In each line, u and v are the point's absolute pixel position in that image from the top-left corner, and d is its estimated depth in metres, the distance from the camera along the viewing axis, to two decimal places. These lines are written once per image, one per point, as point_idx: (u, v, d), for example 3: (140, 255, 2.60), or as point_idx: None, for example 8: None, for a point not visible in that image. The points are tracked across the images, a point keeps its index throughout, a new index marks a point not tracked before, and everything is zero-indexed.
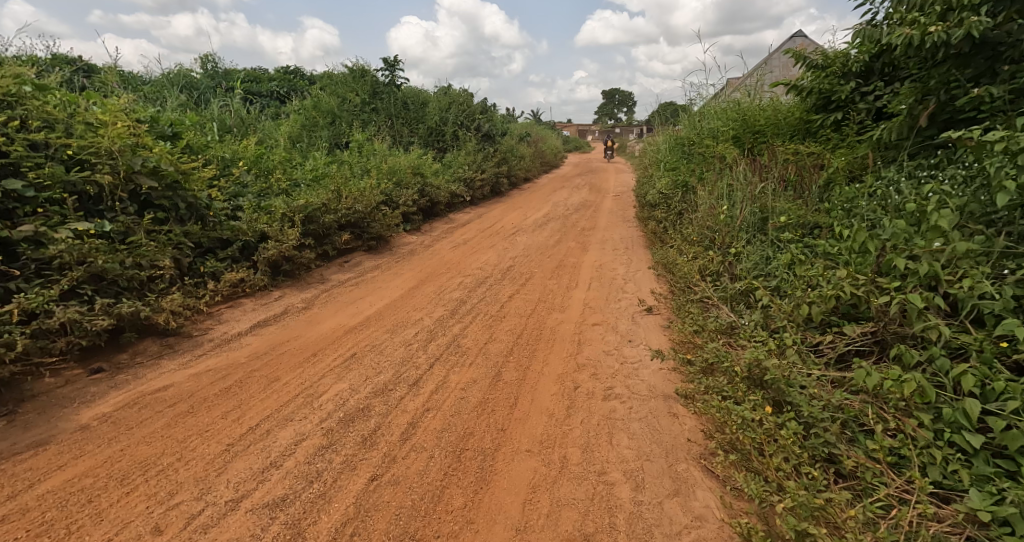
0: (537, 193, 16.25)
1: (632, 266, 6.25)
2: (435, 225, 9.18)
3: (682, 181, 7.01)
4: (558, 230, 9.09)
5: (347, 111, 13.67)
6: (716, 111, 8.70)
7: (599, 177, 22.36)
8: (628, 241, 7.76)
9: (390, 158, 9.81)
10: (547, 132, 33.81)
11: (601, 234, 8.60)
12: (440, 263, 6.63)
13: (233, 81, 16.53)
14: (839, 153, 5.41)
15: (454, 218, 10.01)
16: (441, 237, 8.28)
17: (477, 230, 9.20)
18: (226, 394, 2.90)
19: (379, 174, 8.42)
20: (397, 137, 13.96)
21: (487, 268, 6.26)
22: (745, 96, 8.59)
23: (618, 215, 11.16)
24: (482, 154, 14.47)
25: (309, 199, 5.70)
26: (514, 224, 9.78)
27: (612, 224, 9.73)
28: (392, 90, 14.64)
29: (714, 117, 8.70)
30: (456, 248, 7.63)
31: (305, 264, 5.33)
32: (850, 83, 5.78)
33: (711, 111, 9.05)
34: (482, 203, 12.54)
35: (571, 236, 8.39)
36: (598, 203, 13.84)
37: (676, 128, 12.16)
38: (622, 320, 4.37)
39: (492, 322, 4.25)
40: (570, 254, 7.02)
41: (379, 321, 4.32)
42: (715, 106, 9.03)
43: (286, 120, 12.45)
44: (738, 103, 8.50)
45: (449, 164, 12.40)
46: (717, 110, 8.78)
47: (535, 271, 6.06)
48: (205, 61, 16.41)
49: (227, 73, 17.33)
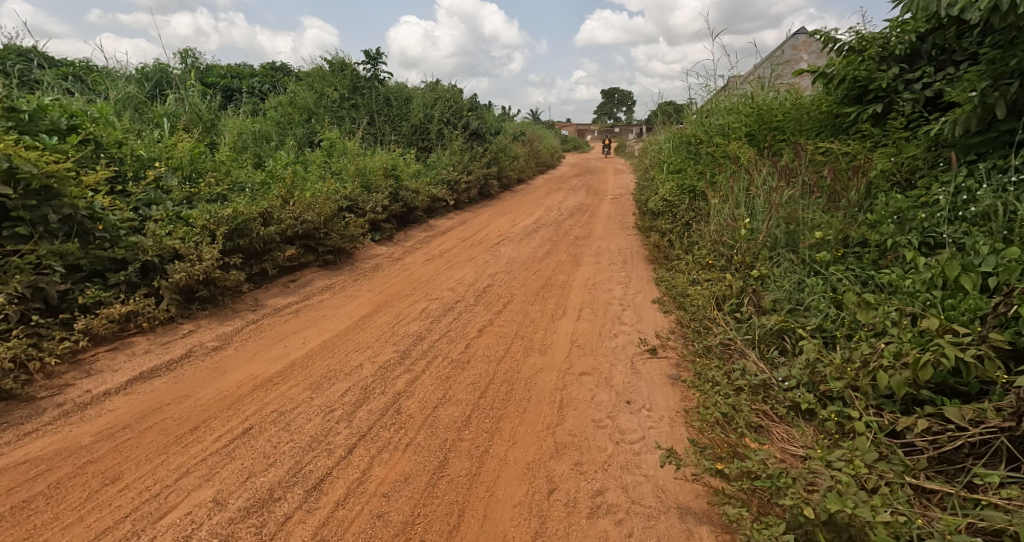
0: (530, 196, 15.29)
1: (630, 287, 5.32)
2: (410, 233, 8.23)
3: (687, 186, 6.08)
4: (547, 239, 8.16)
5: (324, 107, 12.76)
6: (725, 107, 7.76)
7: (596, 177, 21.37)
8: (625, 254, 6.83)
9: (363, 158, 8.87)
10: (543, 131, 32.87)
11: (594, 244, 7.67)
12: (407, 282, 5.70)
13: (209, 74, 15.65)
14: (881, 153, 4.48)
15: (433, 225, 9.07)
16: (415, 249, 7.34)
17: (457, 238, 8.27)
18: (22, 513, 1.99)
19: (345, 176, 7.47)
20: (378, 136, 13.02)
21: (459, 289, 5.33)
22: (757, 89, 7.66)
23: (616, 221, 10.22)
24: (469, 154, 13.53)
25: (243, 208, 4.75)
26: (499, 232, 8.83)
27: (608, 232, 8.79)
28: (373, 85, 13.71)
29: (722, 114, 7.75)
30: (429, 262, 6.69)
31: (232, 289, 4.38)
32: (893, 69, 4.83)
33: (718, 107, 8.11)
34: (469, 207, 11.60)
35: (561, 247, 7.45)
36: (595, 207, 12.89)
37: (679, 126, 11.21)
38: (618, 367, 3.43)
39: (450, 371, 3.31)
40: (559, 270, 6.08)
41: (307, 369, 3.35)
42: (724, 101, 8.08)
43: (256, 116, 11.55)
44: (749, 97, 7.56)
45: (432, 164, 11.46)
46: (726, 106, 7.83)
47: (515, 293, 5.13)
48: (180, 54, 15.54)
49: (203, 68, 16.41)
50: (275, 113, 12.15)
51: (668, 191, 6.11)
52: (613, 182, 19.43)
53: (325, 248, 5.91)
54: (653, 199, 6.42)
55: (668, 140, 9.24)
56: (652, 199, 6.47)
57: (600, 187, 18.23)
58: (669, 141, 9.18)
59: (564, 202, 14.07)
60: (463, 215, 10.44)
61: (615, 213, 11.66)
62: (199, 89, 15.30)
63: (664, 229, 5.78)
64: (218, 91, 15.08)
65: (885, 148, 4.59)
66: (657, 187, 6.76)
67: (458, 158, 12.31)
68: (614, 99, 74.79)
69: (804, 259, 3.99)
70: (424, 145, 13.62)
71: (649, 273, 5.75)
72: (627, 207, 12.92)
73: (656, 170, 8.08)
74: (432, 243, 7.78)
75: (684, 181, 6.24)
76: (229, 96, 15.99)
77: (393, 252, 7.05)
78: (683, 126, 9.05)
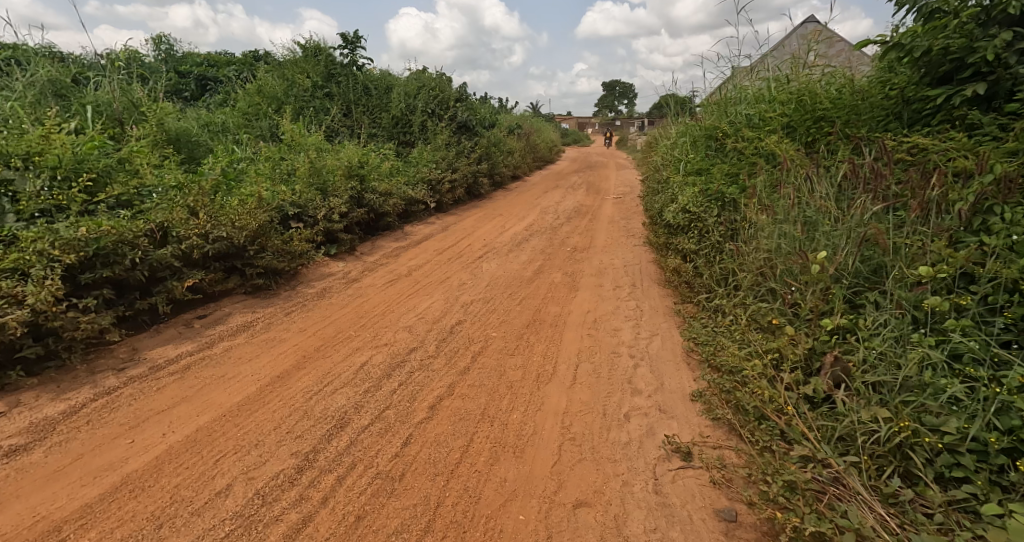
0: (524, 196, 14.04)
1: (640, 329, 4.10)
2: (376, 245, 7.02)
3: (710, 193, 4.85)
4: (539, 253, 6.93)
5: (295, 96, 11.84)
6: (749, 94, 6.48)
7: (597, 174, 20.02)
8: (631, 277, 5.61)
9: (325, 154, 7.63)
10: (543, 125, 31.55)
11: (593, 261, 6.45)
12: (354, 316, 4.47)
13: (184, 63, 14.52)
14: (998, 151, 3.21)
15: (407, 234, 7.82)
16: (377, 267, 6.10)
17: (432, 251, 7.03)
18: None
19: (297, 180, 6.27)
20: (354, 127, 12.04)
21: (418, 331, 4.10)
22: (789, 72, 6.39)
23: (618, 228, 8.99)
24: (455, 150, 12.27)
25: (119, 223, 3.50)
26: (482, 243, 7.61)
27: (610, 243, 7.56)
28: (351, 72, 12.77)
29: (746, 104, 6.47)
30: (390, 287, 5.46)
31: (89, 339, 3.16)
32: (1004, 34, 3.55)
33: (741, 96, 6.85)
34: (453, 210, 10.36)
35: (554, 266, 6.24)
36: (596, 210, 11.63)
37: (689, 117, 9.93)
38: (634, 495, 2.21)
39: (369, 510, 2.09)
40: (549, 301, 4.86)
41: (136, 500, 2.09)
42: (748, 87, 6.82)
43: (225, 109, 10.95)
44: (780, 82, 6.28)
45: (411, 162, 10.24)
46: (751, 94, 6.55)
47: (491, 339, 3.91)
48: (158, 41, 14.50)
49: (177, 55, 15.19)
50: (240, 103, 11.13)
51: (687, 200, 4.88)
52: (615, 179, 18.10)
53: (254, 270, 4.68)
54: (667, 208, 5.19)
55: (679, 135, 7.97)
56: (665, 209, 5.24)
57: (600, 184, 16.92)
58: (681, 137, 7.92)
59: (561, 203, 12.78)
60: (444, 222, 9.20)
61: (616, 217, 10.41)
62: (170, 77, 14.08)
63: (684, 249, 4.55)
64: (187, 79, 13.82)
65: (999, 144, 3.33)
66: (671, 194, 5.52)
67: (441, 156, 11.07)
68: (615, 92, 73.27)
69: (904, 306, 2.75)
70: (407, 139, 12.35)
71: (666, 307, 4.52)
72: (629, 210, 11.64)
73: (666, 172, 6.82)
74: (401, 259, 6.54)
75: (705, 187, 5.00)
76: (202, 85, 14.69)
77: (349, 272, 5.82)
78: (697, 119, 7.77)
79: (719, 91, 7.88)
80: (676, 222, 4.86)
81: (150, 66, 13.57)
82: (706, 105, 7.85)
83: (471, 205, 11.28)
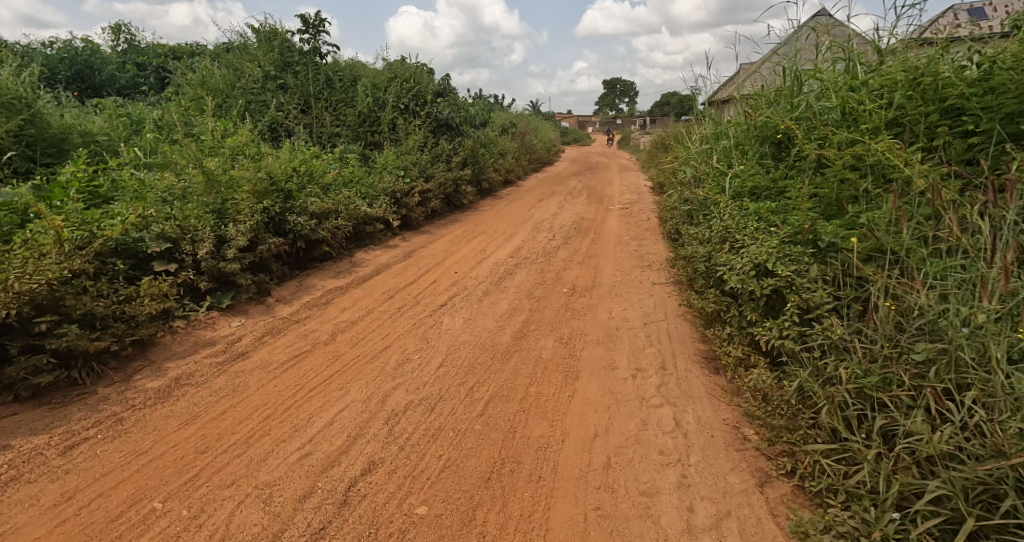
0: (517, 206, 12.26)
1: (693, 501, 2.25)
2: (304, 288, 5.26)
3: (795, 238, 3.07)
4: (524, 304, 5.12)
5: (241, 89, 10.20)
6: (813, 80, 4.64)
7: (599, 177, 18.22)
8: (657, 356, 3.78)
9: (241, 160, 5.84)
10: (542, 123, 29.77)
11: (597, 319, 4.64)
12: (195, 448, 2.55)
13: (142, 55, 12.59)
14: None
15: (352, 271, 5.97)
16: (288, 328, 4.23)
17: (378, 297, 5.24)
18: None
19: (181, 207, 4.54)
20: (316, 127, 10.47)
21: (283, 504, 2.21)
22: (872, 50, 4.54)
23: (626, 255, 7.21)
24: (432, 153, 10.48)
25: None
26: (450, 284, 5.78)
27: (618, 287, 5.75)
28: (310, 60, 11.12)
29: (812, 93, 4.62)
30: (294, 367, 3.58)
31: None
32: None
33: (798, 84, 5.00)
34: (424, 229, 8.55)
35: (543, 328, 4.41)
36: (599, 225, 9.83)
37: (712, 113, 8.10)
38: None
39: None
40: (533, 413, 3.02)
41: None
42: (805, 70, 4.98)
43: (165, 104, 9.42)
44: (863, 66, 4.44)
45: (373, 171, 8.48)
46: (815, 79, 4.70)
47: (413, 535, 2.07)
48: (117, 27, 12.77)
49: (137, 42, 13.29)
50: (178, 101, 9.73)
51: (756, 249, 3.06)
52: (618, 184, 16.23)
53: (37, 360, 2.83)
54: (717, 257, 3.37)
55: (710, 139, 6.13)
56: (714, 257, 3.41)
57: (602, 191, 15.04)
58: (714, 143, 6.07)
59: (558, 216, 10.91)
60: (410, 249, 7.36)
61: (624, 237, 8.57)
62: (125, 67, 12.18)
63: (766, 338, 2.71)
64: (135, 71, 12.15)
65: None
66: (717, 229, 3.71)
67: (412, 163, 9.24)
68: (618, 90, 71.60)
69: None
70: (378, 141, 10.53)
71: (736, 441, 2.67)
72: (638, 227, 9.78)
73: (698, 191, 4.99)
74: (330, 313, 4.68)
75: (782, 229, 3.22)
76: (160, 79, 12.54)
77: (241, 338, 3.95)
78: (734, 118, 5.93)
79: (762, 83, 6.04)
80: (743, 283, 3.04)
81: (99, 58, 11.75)
82: (745, 100, 6.02)
83: (449, 221, 9.52)
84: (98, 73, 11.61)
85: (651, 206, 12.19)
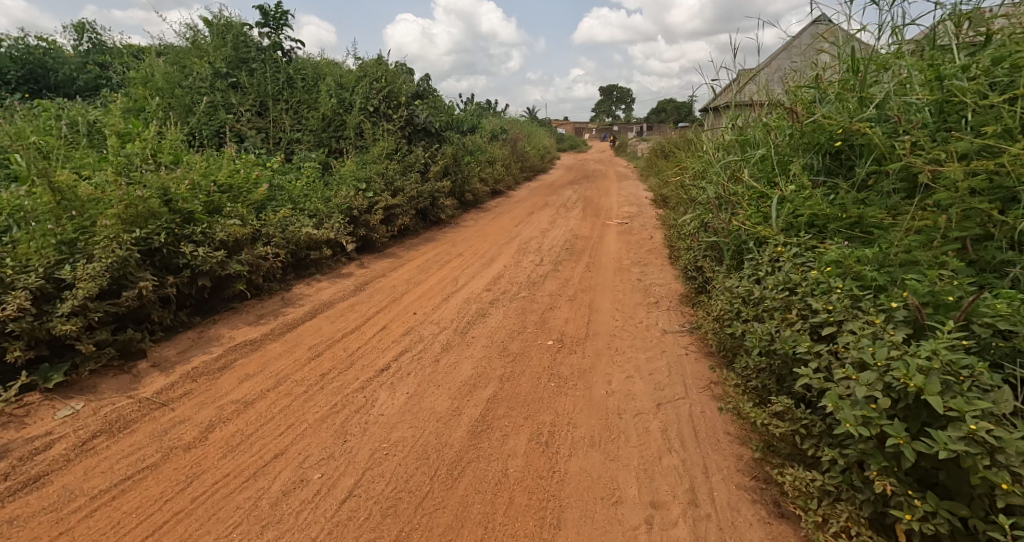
0: (504, 221, 11.04)
1: None
2: (206, 338, 4.01)
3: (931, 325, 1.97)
4: (494, 367, 3.85)
5: (186, 87, 8.96)
6: (885, 69, 3.43)
7: (597, 187, 17.05)
8: (679, 474, 2.57)
9: (134, 170, 4.63)
10: (536, 129, 28.64)
11: (591, 395, 3.43)
12: None
13: (106, 54, 10.80)
14: None
15: (280, 316, 4.69)
16: (148, 416, 2.91)
17: (303, 353, 4.01)
18: None
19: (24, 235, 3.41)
20: (274, 132, 9.26)
21: None
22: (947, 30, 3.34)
23: (627, 289, 6.01)
24: (405, 161, 9.26)
25: None
26: (403, 333, 4.53)
27: (617, 339, 4.50)
28: (269, 57, 9.96)
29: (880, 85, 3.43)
30: (108, 507, 2.27)
31: None
32: None
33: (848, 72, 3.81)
34: (389, 252, 7.34)
35: (516, 413, 3.15)
36: (595, 245, 8.63)
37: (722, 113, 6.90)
38: None
39: None
40: None
41: None
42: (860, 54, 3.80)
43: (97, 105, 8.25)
44: (959, 48, 3.23)
45: (330, 186, 7.31)
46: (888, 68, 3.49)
47: None
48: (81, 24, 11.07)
49: (101, 38, 11.43)
50: (112, 103, 8.51)
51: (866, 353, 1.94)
52: (616, 195, 15.01)
53: None
54: (790, 342, 2.23)
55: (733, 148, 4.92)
56: (782, 338, 2.28)
57: (598, 202, 13.81)
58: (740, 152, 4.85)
59: (548, 233, 9.69)
60: (365, 281, 6.09)
61: (624, 262, 7.36)
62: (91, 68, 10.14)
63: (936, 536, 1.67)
64: (95, 58, 10.50)
65: None
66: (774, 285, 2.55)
67: (378, 175, 8.02)
68: (615, 97, 70.71)
69: None
70: (344, 147, 9.27)
71: None
72: (639, 248, 8.54)
73: (724, 219, 3.79)
74: (224, 384, 3.38)
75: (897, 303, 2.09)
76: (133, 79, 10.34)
77: (59, 441, 2.64)
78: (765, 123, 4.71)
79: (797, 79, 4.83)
80: (853, 405, 1.90)
81: (57, 56, 9.72)
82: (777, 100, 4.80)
83: (422, 241, 8.31)
84: (55, 74, 9.57)
85: (653, 222, 10.96)
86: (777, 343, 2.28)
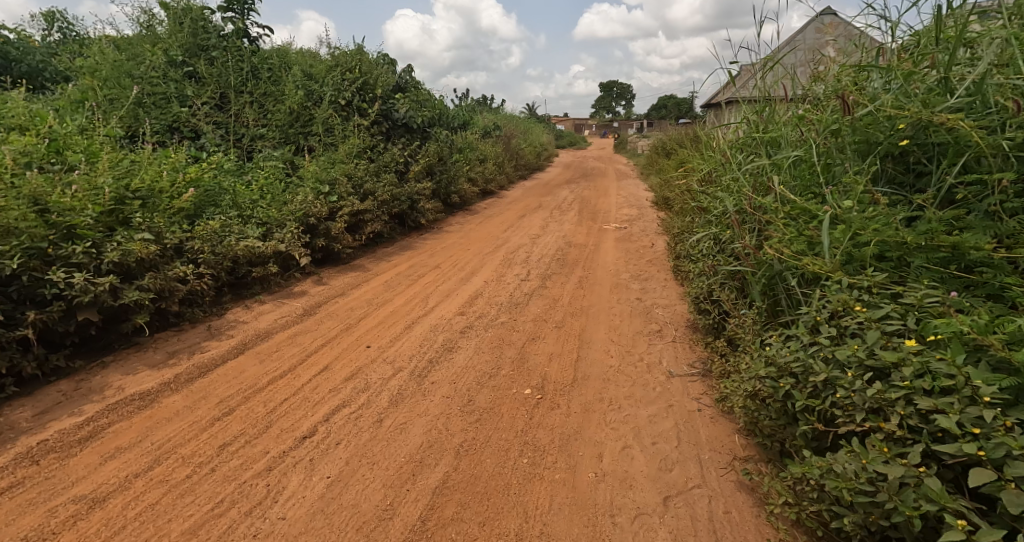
0: (492, 225, 10.20)
1: None
2: (83, 386, 3.14)
3: None
4: (453, 432, 3.00)
5: (136, 77, 8.10)
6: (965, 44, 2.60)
7: (594, 186, 16.20)
8: None
9: (17, 170, 3.81)
10: (534, 126, 27.76)
11: (576, 480, 2.59)
12: None
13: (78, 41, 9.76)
14: None
15: (200, 352, 3.80)
16: None
17: (211, 406, 3.14)
18: None
19: None
20: (235, 128, 8.40)
21: None
22: None
23: (622, 313, 5.19)
24: (380, 159, 8.43)
25: None
26: (347, 376, 3.66)
27: (612, 385, 3.65)
28: (233, 45, 9.11)
29: (959, 66, 2.61)
30: None
31: None
32: None
33: (906, 50, 2.98)
34: (354, 265, 6.53)
35: (469, 517, 2.33)
36: (588, 254, 7.81)
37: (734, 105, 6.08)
38: None
39: None
40: None
41: None
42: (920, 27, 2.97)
43: (30, 95, 7.38)
44: None
45: (289, 192, 6.51)
46: (972, 42, 2.63)
47: None
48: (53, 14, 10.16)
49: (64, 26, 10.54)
50: (50, 96, 7.64)
51: None
52: (615, 195, 14.16)
53: None
54: (915, 507, 1.58)
55: (755, 149, 4.08)
56: (895, 494, 1.63)
57: (595, 203, 12.96)
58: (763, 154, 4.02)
59: (538, 239, 8.86)
60: (320, 301, 5.24)
61: (620, 277, 6.53)
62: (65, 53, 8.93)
63: None
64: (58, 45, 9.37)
65: None
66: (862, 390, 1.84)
67: (345, 178, 7.19)
68: (615, 93, 69.81)
69: None
70: (312, 144, 8.42)
71: None
72: (638, 257, 7.71)
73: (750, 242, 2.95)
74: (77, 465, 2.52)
75: None
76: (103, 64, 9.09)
77: None
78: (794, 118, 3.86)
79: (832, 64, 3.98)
80: None
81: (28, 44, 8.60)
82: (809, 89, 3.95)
83: (395, 252, 7.50)
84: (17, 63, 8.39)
85: (653, 226, 10.11)
86: (891, 504, 1.62)
